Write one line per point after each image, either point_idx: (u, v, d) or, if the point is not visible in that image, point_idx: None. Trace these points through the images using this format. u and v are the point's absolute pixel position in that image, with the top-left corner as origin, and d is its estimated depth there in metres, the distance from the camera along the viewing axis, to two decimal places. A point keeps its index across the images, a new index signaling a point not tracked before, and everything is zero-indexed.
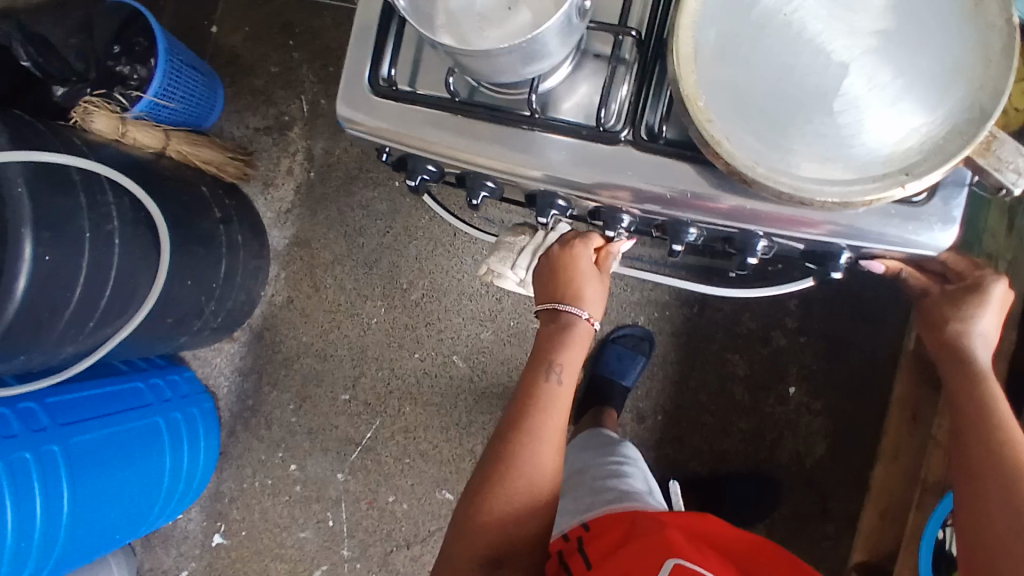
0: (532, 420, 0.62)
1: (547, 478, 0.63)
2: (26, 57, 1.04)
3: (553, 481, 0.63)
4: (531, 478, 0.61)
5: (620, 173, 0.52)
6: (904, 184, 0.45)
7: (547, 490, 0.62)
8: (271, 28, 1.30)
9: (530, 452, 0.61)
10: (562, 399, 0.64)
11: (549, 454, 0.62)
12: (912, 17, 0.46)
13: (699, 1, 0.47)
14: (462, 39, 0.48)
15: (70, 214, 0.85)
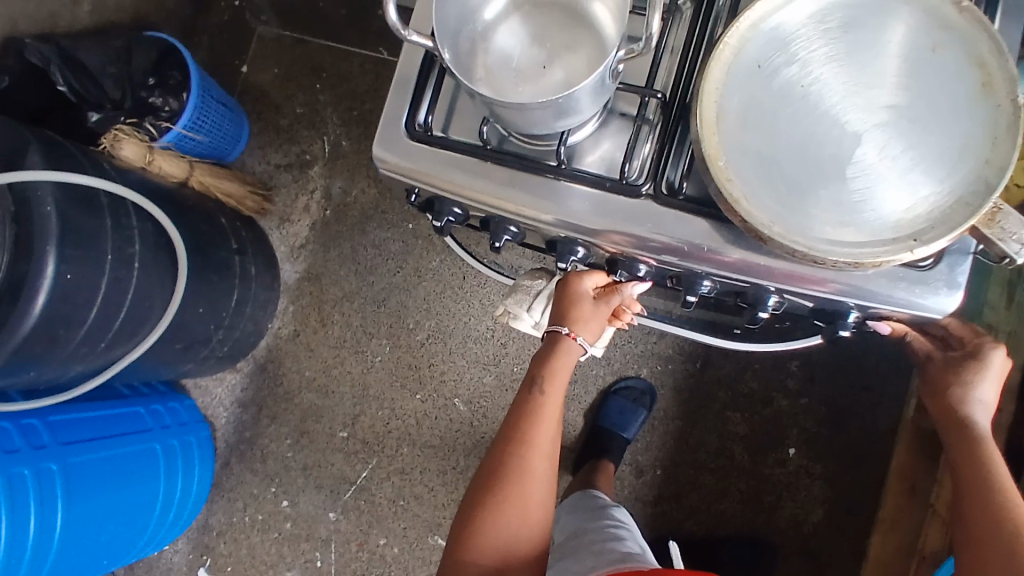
0: (523, 428, 0.61)
1: (539, 487, 0.61)
2: (63, 81, 1.04)
3: (545, 489, 0.62)
4: (521, 496, 0.60)
5: (639, 224, 0.54)
6: (912, 249, 0.47)
7: (538, 498, 0.61)
8: (301, 71, 1.35)
9: (520, 460, 0.60)
10: (552, 408, 0.62)
11: (539, 477, 0.61)
12: (923, 95, 0.49)
13: (724, 70, 0.50)
14: (499, 91, 0.53)
15: (95, 235, 0.87)
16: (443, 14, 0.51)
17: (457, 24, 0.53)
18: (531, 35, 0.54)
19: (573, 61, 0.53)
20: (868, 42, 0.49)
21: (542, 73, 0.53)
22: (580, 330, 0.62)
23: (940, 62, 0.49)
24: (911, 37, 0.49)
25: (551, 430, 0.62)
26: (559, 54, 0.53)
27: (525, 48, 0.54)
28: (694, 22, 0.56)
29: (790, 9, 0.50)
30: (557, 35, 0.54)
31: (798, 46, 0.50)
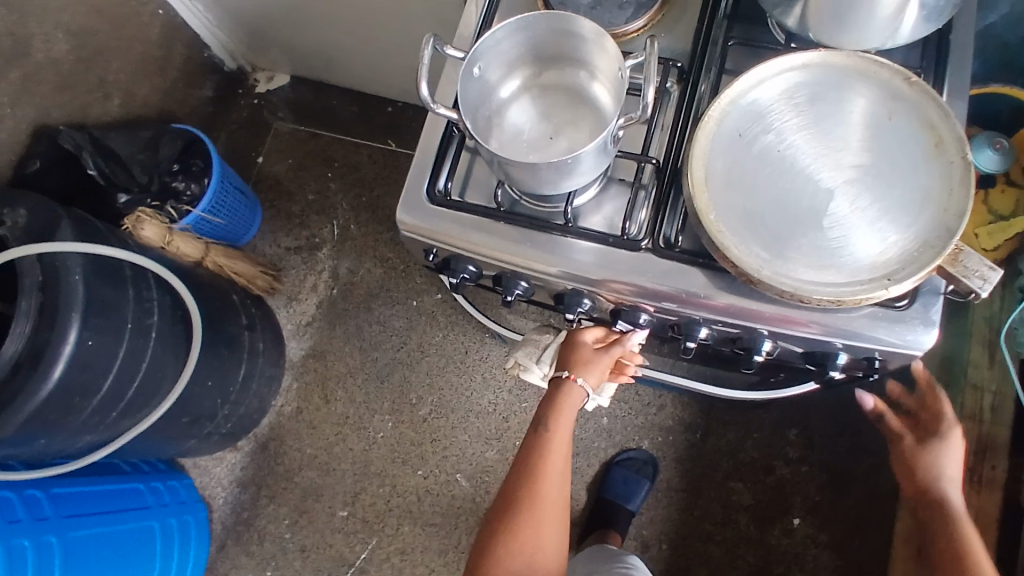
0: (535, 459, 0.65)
1: (552, 507, 0.65)
2: (95, 166, 1.13)
3: (558, 509, 0.66)
4: (535, 518, 0.64)
5: (640, 274, 0.59)
6: (887, 287, 0.52)
7: (550, 519, 0.65)
8: (313, 161, 1.45)
9: (532, 485, 0.64)
10: (563, 439, 0.66)
11: (552, 499, 0.65)
12: (884, 156, 0.56)
13: (711, 136, 0.57)
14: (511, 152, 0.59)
15: (118, 305, 0.92)
16: (468, 91, 0.58)
17: (478, 99, 0.60)
18: (541, 110, 0.61)
19: (578, 133, 0.60)
20: (832, 113, 0.57)
21: (550, 143, 0.60)
22: (581, 372, 0.65)
23: (896, 129, 0.57)
24: (870, 108, 0.57)
25: (563, 458, 0.66)
26: (565, 127, 0.61)
27: (536, 121, 0.61)
28: (682, 100, 0.63)
29: (763, 87, 0.58)
30: (564, 111, 0.61)
31: (773, 117, 0.57)
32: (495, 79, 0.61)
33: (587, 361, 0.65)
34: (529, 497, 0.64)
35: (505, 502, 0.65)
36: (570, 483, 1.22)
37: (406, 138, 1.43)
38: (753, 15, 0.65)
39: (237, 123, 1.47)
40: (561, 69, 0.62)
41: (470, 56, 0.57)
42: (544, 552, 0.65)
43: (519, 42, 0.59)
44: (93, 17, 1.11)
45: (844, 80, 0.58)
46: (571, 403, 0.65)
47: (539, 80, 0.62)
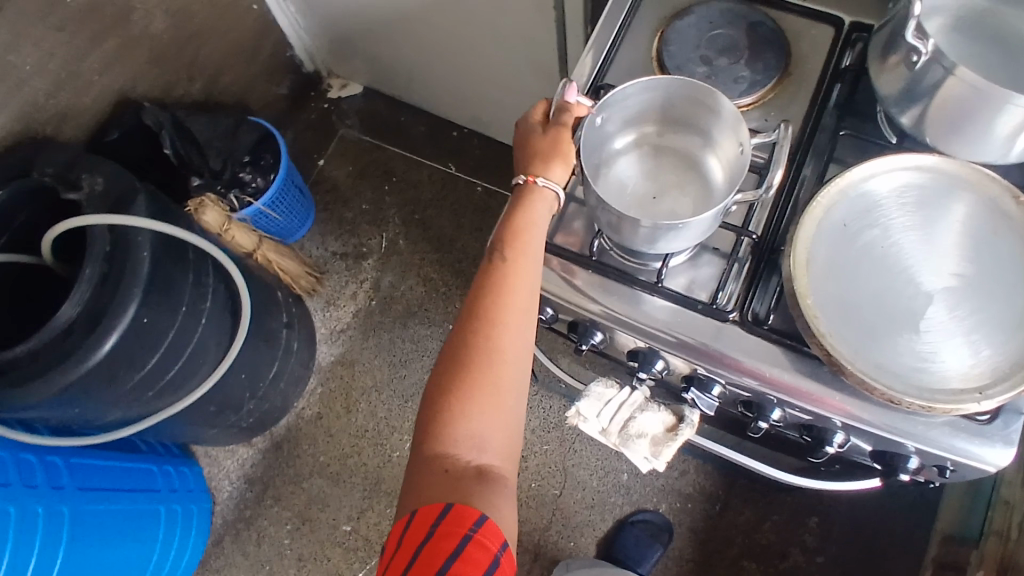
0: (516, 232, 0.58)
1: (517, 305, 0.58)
2: (170, 145, 1.13)
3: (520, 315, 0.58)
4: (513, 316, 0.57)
5: (724, 345, 0.59)
6: (978, 401, 0.52)
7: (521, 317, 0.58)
8: (374, 172, 1.47)
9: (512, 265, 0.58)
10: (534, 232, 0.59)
11: (524, 287, 0.58)
12: (986, 269, 0.56)
13: (816, 222, 0.58)
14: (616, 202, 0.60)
15: (176, 286, 0.92)
16: (584, 146, 0.60)
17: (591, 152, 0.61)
18: (648, 169, 0.62)
19: (686, 196, 0.61)
20: (938, 219, 0.57)
21: (657, 202, 0.61)
22: (541, 172, 0.60)
23: (1001, 246, 0.57)
24: (975, 219, 0.58)
25: (529, 263, 0.58)
26: (672, 188, 0.61)
27: (643, 178, 0.62)
28: (784, 182, 0.64)
29: (874, 182, 0.59)
30: (672, 172, 0.62)
31: (879, 212, 0.58)
32: (609, 135, 0.62)
33: (526, 159, 0.61)
34: (479, 334, 0.56)
35: (448, 359, 0.57)
36: (579, 534, 1.20)
37: (467, 165, 1.45)
38: (862, 111, 0.67)
39: (305, 124, 1.50)
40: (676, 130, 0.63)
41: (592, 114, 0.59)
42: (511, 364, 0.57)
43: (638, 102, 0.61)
44: (195, 3, 1.14)
45: (953, 188, 0.58)
46: (538, 209, 0.60)
47: (652, 140, 0.63)
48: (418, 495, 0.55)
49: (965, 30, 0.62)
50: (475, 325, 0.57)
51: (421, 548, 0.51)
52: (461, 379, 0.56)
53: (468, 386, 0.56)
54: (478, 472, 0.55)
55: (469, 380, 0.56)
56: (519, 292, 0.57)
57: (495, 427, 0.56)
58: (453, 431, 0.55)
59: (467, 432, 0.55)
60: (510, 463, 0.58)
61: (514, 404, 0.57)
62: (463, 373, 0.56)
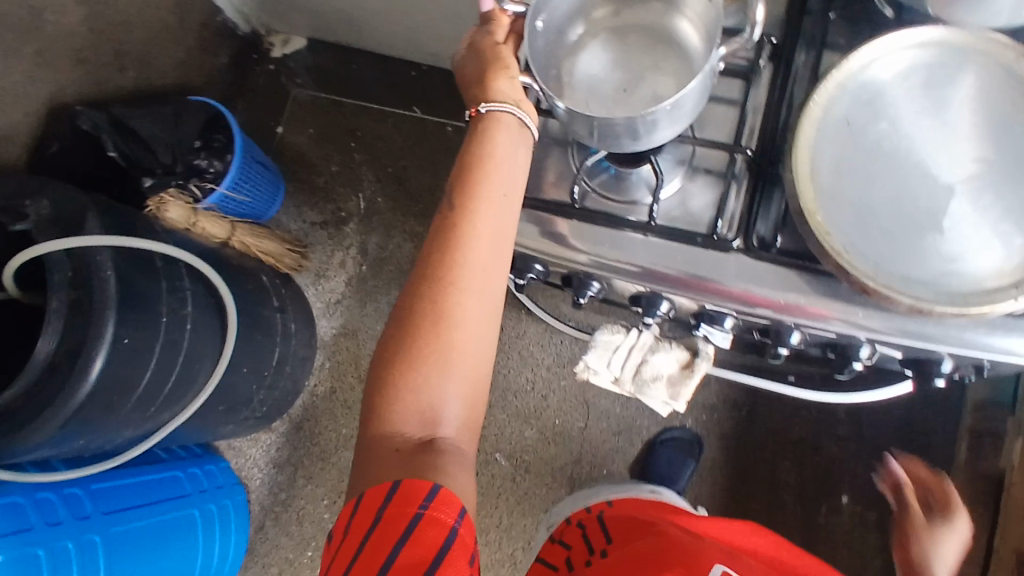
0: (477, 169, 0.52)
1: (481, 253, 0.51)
2: (114, 147, 1.06)
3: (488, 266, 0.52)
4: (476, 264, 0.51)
5: (730, 278, 0.54)
6: (1016, 297, 0.47)
7: (484, 268, 0.51)
8: (338, 131, 1.39)
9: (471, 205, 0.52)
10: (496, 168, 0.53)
11: (485, 230, 0.51)
12: (1011, 148, 0.50)
13: (817, 126, 0.52)
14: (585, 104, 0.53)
15: (151, 297, 0.88)
16: (533, 41, 0.52)
17: (541, 57, 0.54)
18: (617, 54, 0.55)
19: (664, 76, 0.53)
20: (952, 101, 0.51)
21: (634, 83, 0.54)
22: (483, 99, 0.54)
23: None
24: (995, 93, 0.51)
25: (486, 203, 0.52)
26: (643, 75, 0.54)
27: (610, 70, 0.54)
28: (775, 82, 0.57)
29: (875, 69, 0.52)
30: (643, 56, 0.55)
31: (885, 102, 0.52)
32: (560, 32, 0.56)
33: (468, 86, 0.56)
34: (433, 283, 0.51)
35: (402, 312, 0.52)
36: (611, 462, 1.21)
37: (432, 106, 1.36)
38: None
39: (256, 91, 1.40)
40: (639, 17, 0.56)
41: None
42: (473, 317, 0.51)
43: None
44: None
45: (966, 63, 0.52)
46: (495, 137, 0.53)
47: (610, 23, 0.56)
48: (366, 466, 0.50)
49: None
50: (428, 278, 0.51)
51: (373, 528, 0.46)
52: (414, 332, 0.50)
53: (423, 342, 0.50)
54: (435, 443, 0.50)
55: (420, 337, 0.50)
56: (480, 241, 0.51)
57: (453, 388, 0.51)
58: (407, 399, 0.50)
59: (425, 398, 0.50)
60: (473, 432, 0.53)
61: (475, 362, 0.51)
62: (418, 327, 0.50)
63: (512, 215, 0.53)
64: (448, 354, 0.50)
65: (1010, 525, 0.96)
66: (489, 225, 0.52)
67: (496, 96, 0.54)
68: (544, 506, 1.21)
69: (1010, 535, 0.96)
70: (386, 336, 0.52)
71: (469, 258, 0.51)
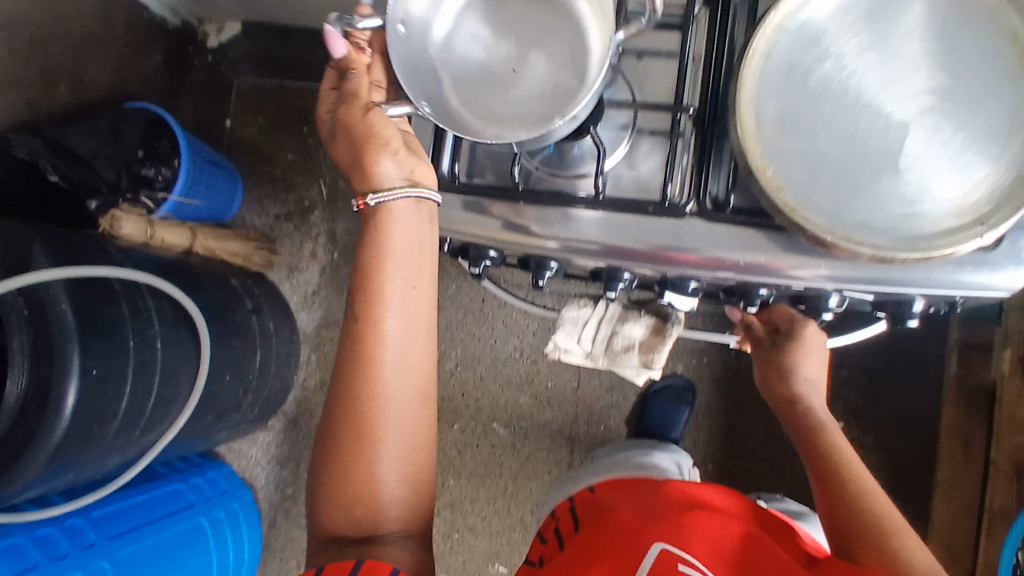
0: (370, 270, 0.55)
1: (389, 352, 0.55)
2: (55, 170, 1.03)
3: (399, 362, 0.55)
4: (385, 363, 0.55)
5: (687, 246, 0.52)
6: (982, 235, 0.45)
7: (394, 363, 0.55)
8: (288, 117, 1.34)
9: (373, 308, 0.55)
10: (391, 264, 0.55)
11: (389, 329, 0.55)
12: (964, 73, 0.47)
13: (758, 75, 0.48)
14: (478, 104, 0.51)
15: (114, 324, 0.85)
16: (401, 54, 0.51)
17: (415, 68, 0.52)
18: (497, 42, 0.52)
19: (547, 48, 0.52)
20: (899, 30, 0.48)
21: (520, 63, 0.52)
22: (368, 190, 0.54)
23: (977, 41, 0.48)
24: (942, 15, 0.48)
25: (386, 303, 0.55)
26: (526, 48, 0.52)
27: (492, 52, 0.52)
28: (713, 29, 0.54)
29: (815, 4, 0.48)
30: (518, 26, 0.52)
31: (827, 40, 0.48)
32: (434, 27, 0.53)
33: (353, 174, 0.56)
34: (352, 387, 0.55)
35: (331, 419, 0.56)
36: (607, 417, 1.21)
37: None
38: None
39: (196, 86, 1.34)
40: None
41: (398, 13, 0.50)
42: (393, 412, 0.55)
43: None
44: None
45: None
46: (385, 230, 0.54)
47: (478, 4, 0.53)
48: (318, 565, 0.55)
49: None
50: (347, 383, 0.55)
51: None
52: (343, 436, 0.55)
53: (352, 444, 0.55)
54: (377, 534, 0.55)
55: (349, 441, 0.55)
56: (387, 344, 0.55)
57: (385, 480, 0.55)
58: (343, 500, 0.55)
59: (361, 482, 0.55)
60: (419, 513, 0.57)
61: (402, 452, 0.56)
62: (346, 431, 0.55)
63: (415, 306, 0.56)
64: (375, 452, 0.55)
65: (1008, 432, 0.97)
66: (391, 320, 0.55)
67: (375, 180, 0.54)
68: (546, 469, 1.22)
69: (1006, 442, 0.97)
70: (325, 424, 0.57)
71: (378, 358, 0.55)
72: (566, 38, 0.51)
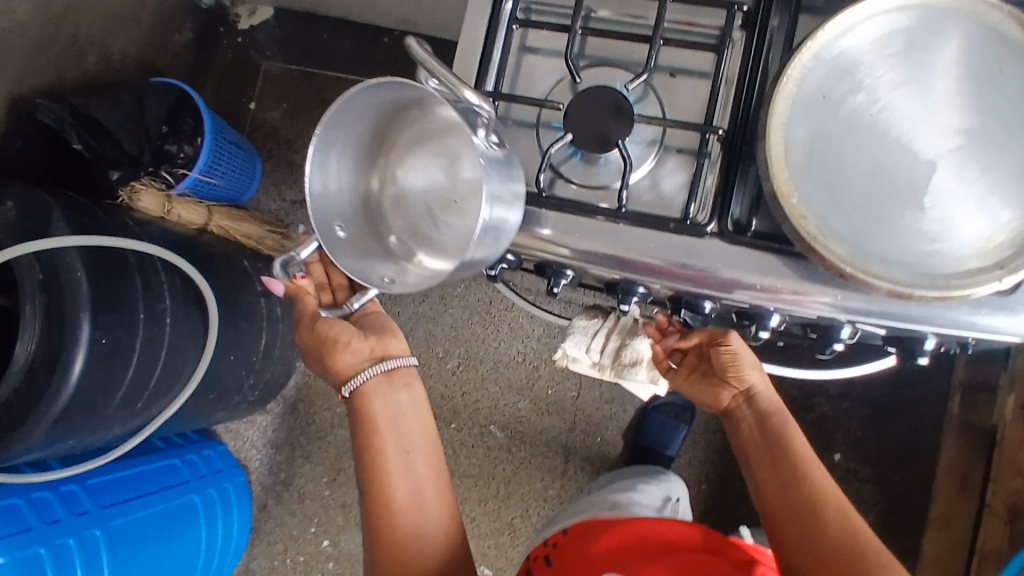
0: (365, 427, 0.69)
1: (401, 488, 0.69)
2: (80, 140, 1.04)
3: (410, 496, 0.69)
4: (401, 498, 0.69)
5: (705, 266, 0.52)
6: (1000, 278, 0.45)
7: (405, 496, 0.69)
8: (311, 103, 1.34)
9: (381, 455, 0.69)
10: (387, 416, 0.70)
11: (396, 469, 0.69)
12: (995, 116, 0.48)
13: (791, 101, 0.48)
14: (431, 245, 0.53)
15: (126, 296, 0.86)
16: (342, 243, 0.54)
17: (373, 248, 0.56)
18: (429, 179, 0.54)
19: (465, 159, 0.51)
20: (934, 67, 0.48)
21: (456, 185, 0.52)
22: (341, 385, 0.71)
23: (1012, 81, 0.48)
24: (978, 57, 0.48)
25: (393, 445, 0.69)
26: (453, 167, 0.52)
27: (432, 182, 0.54)
28: (747, 51, 0.54)
29: (852, 36, 0.48)
30: (439, 152, 0.54)
31: (862, 72, 0.48)
32: (370, 198, 0.56)
33: (328, 374, 0.72)
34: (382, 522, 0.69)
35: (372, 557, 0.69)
36: (604, 428, 1.21)
37: (407, 72, 1.31)
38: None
39: (223, 66, 1.35)
40: (396, 116, 0.54)
41: (325, 219, 0.54)
42: (421, 536, 0.69)
43: (345, 153, 0.55)
44: None
45: (944, 25, 0.49)
46: (372, 394, 0.70)
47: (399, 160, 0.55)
48: None
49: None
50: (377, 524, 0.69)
51: None
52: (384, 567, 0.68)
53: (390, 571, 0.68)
54: None
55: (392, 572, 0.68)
56: (397, 481, 0.69)
57: None
58: None
59: (389, 548, 0.68)
60: None
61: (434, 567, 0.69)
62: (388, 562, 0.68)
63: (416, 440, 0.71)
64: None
65: (1006, 476, 0.97)
66: (395, 464, 0.69)
67: (345, 373, 0.70)
68: (540, 475, 1.22)
69: (1003, 486, 0.97)
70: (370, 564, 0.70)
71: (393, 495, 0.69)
72: (468, 146, 0.50)
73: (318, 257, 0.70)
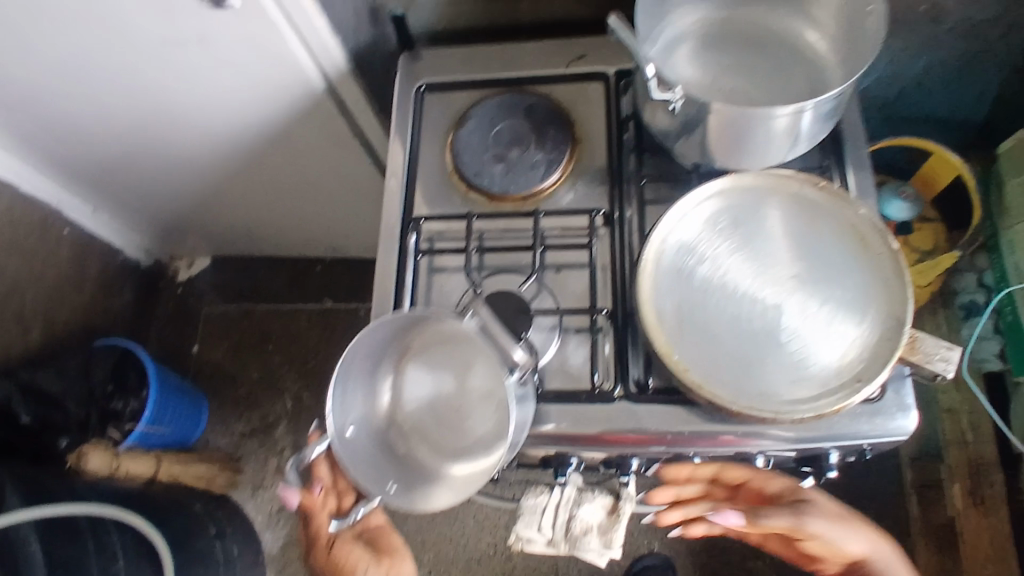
0: None
1: None
2: (27, 412, 1.06)
3: None
4: None
5: (621, 427, 0.58)
6: (861, 389, 0.53)
7: None
8: (252, 336, 1.41)
9: None
10: None
11: None
12: (817, 259, 0.59)
13: (654, 278, 0.58)
14: (439, 448, 0.60)
15: (77, 565, 0.83)
16: (360, 451, 0.59)
17: (380, 459, 0.60)
18: (432, 381, 0.62)
19: (477, 370, 0.61)
20: (757, 234, 0.60)
21: (462, 392, 0.61)
22: None
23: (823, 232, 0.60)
24: (790, 218, 0.60)
25: None
26: (460, 374, 0.61)
27: (435, 390, 0.62)
28: (613, 243, 0.65)
29: (688, 220, 0.60)
30: (446, 359, 0.62)
31: (706, 248, 0.59)
32: (371, 410, 0.62)
33: None
34: None
35: None
36: None
37: (341, 293, 1.42)
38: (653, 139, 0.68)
39: (165, 318, 1.43)
40: (402, 337, 0.62)
41: (342, 430, 0.59)
42: None
43: (357, 376, 0.61)
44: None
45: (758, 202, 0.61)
46: None
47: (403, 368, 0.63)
48: None
49: (719, 39, 0.66)
50: None
51: None
52: None
53: None
54: None
55: None
56: None
57: None
58: None
59: None
60: None
61: None
62: None
63: None
64: None
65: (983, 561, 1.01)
66: None
67: None
68: None
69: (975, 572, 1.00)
70: None
71: None
72: (485, 358, 0.60)
73: (322, 461, 0.69)
